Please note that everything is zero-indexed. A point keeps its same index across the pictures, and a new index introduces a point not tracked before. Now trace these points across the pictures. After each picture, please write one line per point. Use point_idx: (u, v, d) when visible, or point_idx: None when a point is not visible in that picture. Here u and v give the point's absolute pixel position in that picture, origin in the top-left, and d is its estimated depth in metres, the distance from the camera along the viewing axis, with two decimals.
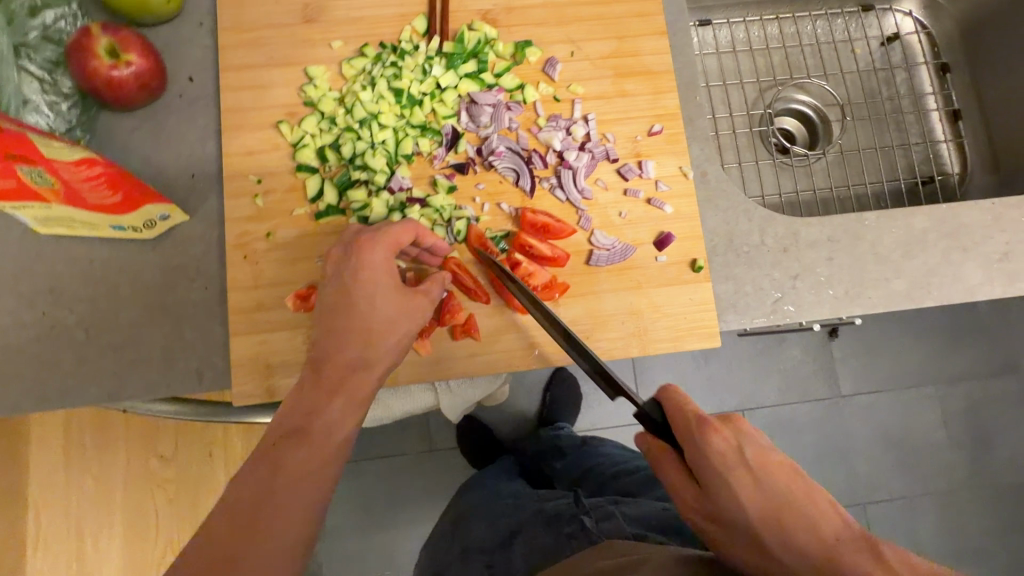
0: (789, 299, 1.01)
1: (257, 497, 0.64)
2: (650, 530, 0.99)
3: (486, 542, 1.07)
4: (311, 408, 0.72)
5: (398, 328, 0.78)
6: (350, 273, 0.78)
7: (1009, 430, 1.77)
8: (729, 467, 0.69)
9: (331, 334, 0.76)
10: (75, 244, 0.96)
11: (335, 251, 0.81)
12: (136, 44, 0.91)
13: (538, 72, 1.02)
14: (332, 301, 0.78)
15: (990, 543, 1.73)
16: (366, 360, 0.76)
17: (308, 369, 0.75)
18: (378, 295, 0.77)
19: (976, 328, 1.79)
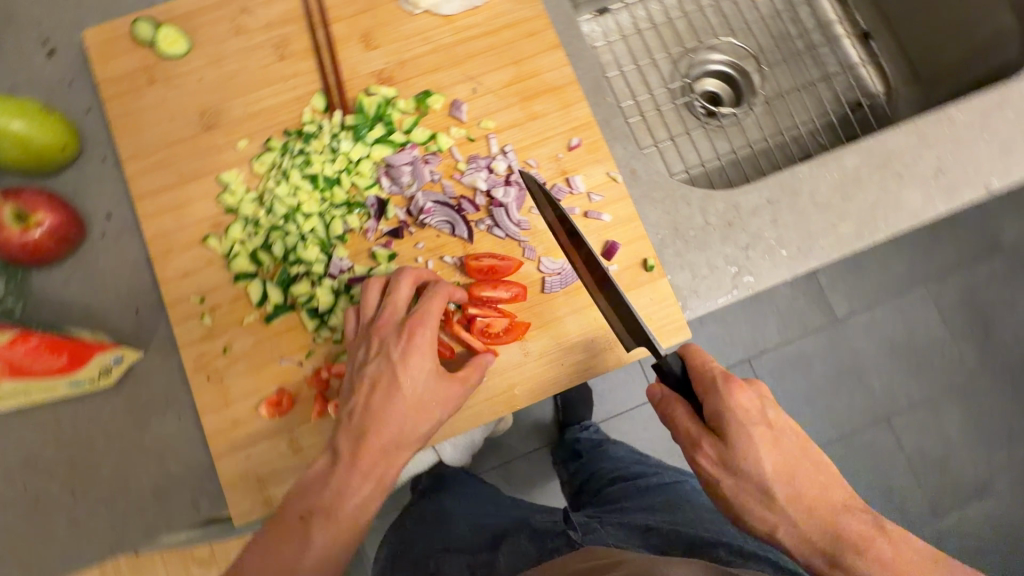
0: (746, 270, 1.02)
1: (280, 573, 0.71)
2: (638, 540, 0.96)
3: (465, 549, 1.06)
4: (341, 487, 0.75)
5: (432, 412, 0.80)
6: (398, 351, 0.79)
7: (1006, 309, 1.79)
8: (753, 422, 0.73)
9: (373, 418, 0.78)
10: (37, 410, 0.94)
11: (383, 324, 0.82)
12: (42, 202, 0.90)
13: (446, 118, 1.02)
14: (373, 379, 0.79)
15: (1016, 424, 1.75)
16: (399, 443, 0.78)
17: (342, 443, 0.78)
18: (421, 377, 0.79)
19: (945, 223, 1.81)
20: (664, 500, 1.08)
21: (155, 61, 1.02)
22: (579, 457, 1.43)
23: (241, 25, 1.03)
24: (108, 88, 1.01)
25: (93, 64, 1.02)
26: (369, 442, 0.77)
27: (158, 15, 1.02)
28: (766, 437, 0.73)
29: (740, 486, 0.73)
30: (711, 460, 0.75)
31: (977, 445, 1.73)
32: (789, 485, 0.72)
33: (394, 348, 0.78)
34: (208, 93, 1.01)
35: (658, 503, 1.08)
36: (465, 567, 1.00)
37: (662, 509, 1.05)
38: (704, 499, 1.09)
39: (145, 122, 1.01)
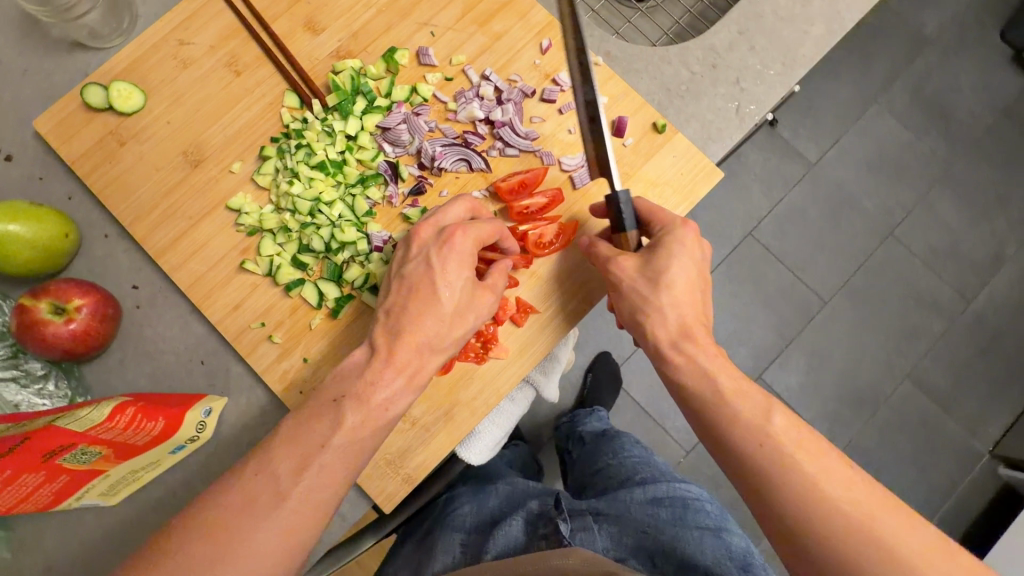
0: (746, 101, 1.06)
1: (306, 456, 0.72)
2: (622, 553, 0.98)
3: (463, 527, 1.05)
4: (373, 381, 0.77)
5: (465, 322, 0.82)
6: (439, 255, 0.82)
7: (955, 92, 1.81)
8: (681, 255, 0.83)
9: (411, 317, 0.80)
10: (149, 490, 0.94)
11: (424, 231, 0.85)
12: (73, 288, 0.88)
13: (418, 68, 1.02)
14: (414, 279, 0.82)
15: (1006, 189, 1.79)
16: (434, 347, 0.80)
17: (380, 338, 0.80)
18: (457, 282, 0.82)
19: (871, 31, 1.82)
20: (673, 516, 0.99)
21: (119, 123, 1.00)
22: (584, 445, 1.39)
23: (185, 58, 1.01)
24: (85, 166, 0.99)
25: (59, 149, 0.99)
26: (399, 342, 0.79)
27: (103, 78, 1.00)
28: (683, 273, 0.82)
29: (643, 297, 0.82)
30: (626, 274, 0.84)
31: (977, 224, 1.78)
32: (818, 486, 0.67)
33: (435, 252, 0.81)
34: (182, 132, 0.99)
35: (666, 517, 0.99)
36: (459, 551, 1.01)
37: (669, 524, 0.98)
38: (714, 520, 1.00)
39: (134, 183, 0.99)
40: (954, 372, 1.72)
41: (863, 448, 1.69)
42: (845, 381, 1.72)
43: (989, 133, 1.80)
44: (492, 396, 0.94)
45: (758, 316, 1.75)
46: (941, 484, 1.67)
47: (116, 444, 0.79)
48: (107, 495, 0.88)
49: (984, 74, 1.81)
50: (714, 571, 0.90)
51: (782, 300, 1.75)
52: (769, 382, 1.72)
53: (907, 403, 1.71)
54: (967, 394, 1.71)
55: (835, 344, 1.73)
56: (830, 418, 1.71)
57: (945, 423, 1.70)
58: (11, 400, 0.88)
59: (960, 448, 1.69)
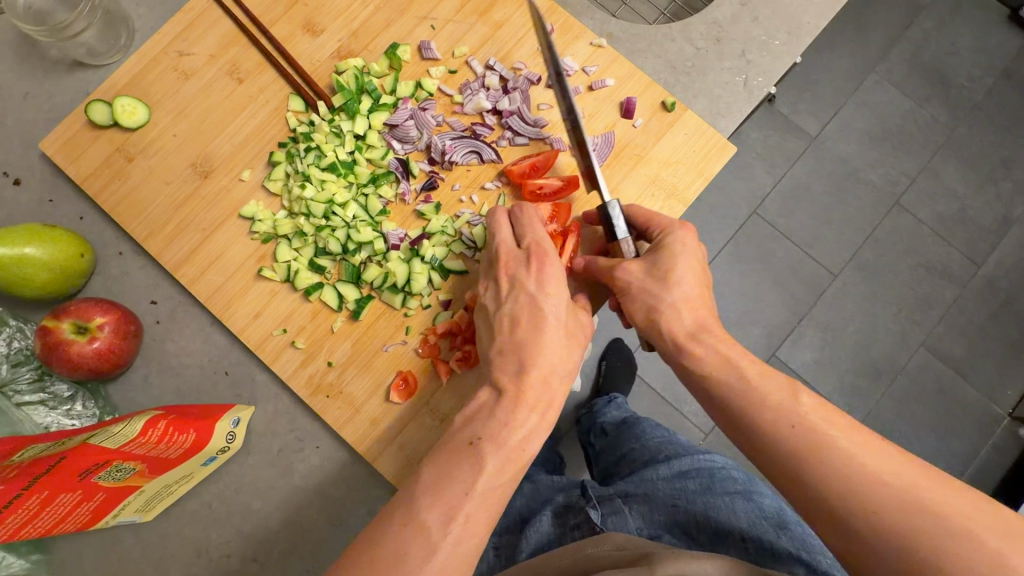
0: (753, 74, 1.05)
1: (451, 506, 0.65)
2: (655, 530, 0.95)
3: (495, 530, 1.07)
4: (506, 421, 0.72)
5: (580, 341, 0.80)
6: (534, 282, 0.81)
7: (954, 56, 1.79)
8: (686, 253, 0.80)
9: (529, 351, 0.76)
10: (183, 504, 0.94)
11: (507, 264, 0.84)
12: (93, 306, 0.88)
13: (421, 63, 1.01)
14: (516, 314, 0.80)
15: (1012, 150, 1.76)
16: (556, 372, 0.77)
17: (502, 379, 0.76)
18: (562, 306, 0.80)
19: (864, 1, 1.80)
20: (702, 486, 0.99)
21: (125, 138, 0.99)
22: (604, 436, 1.38)
23: (186, 69, 1.00)
24: (95, 185, 0.99)
25: (67, 170, 0.99)
26: (529, 375, 0.75)
27: (106, 95, 1.00)
28: (688, 268, 0.80)
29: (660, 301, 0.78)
30: (634, 277, 0.81)
31: (983, 187, 1.76)
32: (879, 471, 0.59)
33: (530, 277, 0.80)
34: (190, 144, 0.99)
35: (695, 487, 0.99)
36: (494, 555, 1.03)
37: (699, 494, 0.97)
38: (742, 484, 1.00)
39: (145, 198, 0.98)
40: (969, 338, 1.71)
41: (882, 418, 1.68)
42: (863, 353, 1.71)
43: (989, 95, 1.78)
44: None
45: (770, 295, 1.74)
46: (963, 450, 1.66)
47: (149, 458, 0.79)
48: (142, 512, 0.88)
49: (982, 36, 1.78)
50: (751, 533, 0.90)
51: (793, 277, 1.74)
52: (785, 359, 1.71)
53: (925, 371, 1.70)
54: (984, 359, 1.70)
55: (849, 317, 1.72)
56: (848, 391, 1.70)
57: (964, 388, 1.69)
58: (43, 422, 0.89)
59: (983, 413, 1.67)
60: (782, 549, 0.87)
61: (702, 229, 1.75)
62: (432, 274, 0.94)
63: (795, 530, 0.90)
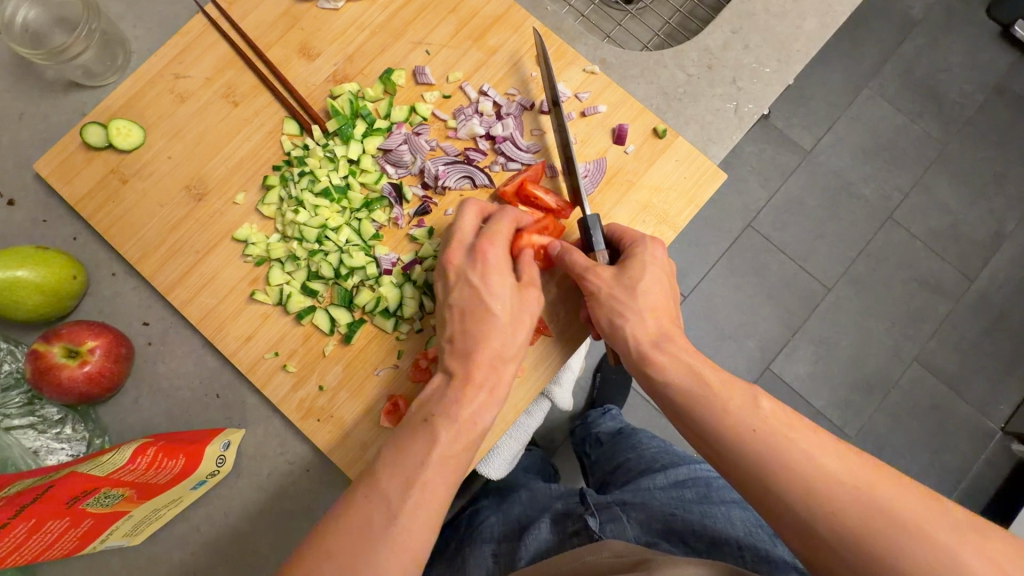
0: (744, 101, 1.06)
1: (409, 476, 0.69)
2: (652, 538, 0.94)
3: (493, 538, 1.05)
4: (456, 400, 0.76)
5: (524, 322, 0.83)
6: (477, 273, 0.84)
7: (945, 72, 1.81)
8: (655, 267, 0.83)
9: (476, 338, 0.80)
10: (173, 527, 0.94)
11: (454, 256, 0.87)
12: (84, 329, 0.88)
13: (415, 88, 1.02)
14: (464, 303, 0.84)
15: (1002, 164, 1.78)
16: (504, 356, 0.81)
17: (453, 363, 0.80)
18: (505, 291, 0.83)
19: (858, 16, 1.82)
20: (698, 495, 1.00)
21: (120, 160, 1.00)
22: (600, 446, 1.39)
23: (181, 91, 1.01)
24: (89, 207, 0.99)
25: (61, 191, 0.99)
26: (476, 361, 0.79)
27: (101, 117, 1.00)
28: (654, 280, 0.82)
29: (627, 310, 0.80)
30: (602, 283, 0.82)
31: (975, 203, 1.78)
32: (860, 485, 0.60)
33: (473, 269, 0.83)
34: (184, 166, 0.99)
35: (691, 496, 1.00)
36: (491, 562, 1.00)
37: (695, 503, 0.98)
38: (738, 494, 1.01)
39: (139, 220, 0.99)
40: (960, 352, 1.72)
41: (875, 433, 1.69)
42: (855, 367, 1.72)
43: (981, 111, 1.80)
44: (510, 410, 0.95)
45: (763, 308, 1.75)
46: (955, 465, 1.66)
47: (138, 483, 0.79)
48: (131, 535, 0.88)
49: (973, 53, 1.81)
50: (747, 541, 0.89)
51: (786, 290, 1.75)
52: (777, 372, 1.72)
53: (917, 386, 1.71)
54: (975, 373, 1.71)
55: (842, 331, 1.73)
56: (840, 405, 1.70)
57: (955, 403, 1.70)
58: (32, 446, 0.88)
59: (974, 428, 1.68)
60: (778, 557, 0.87)
61: (696, 244, 1.76)
62: (423, 299, 0.94)
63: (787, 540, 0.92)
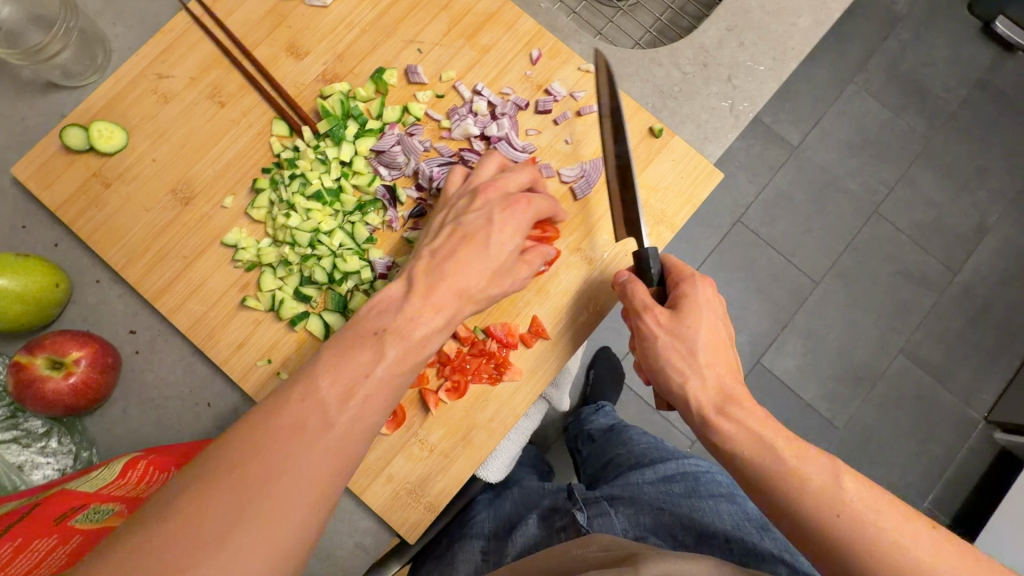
0: (739, 100, 1.06)
1: (350, 384, 0.64)
2: (640, 532, 0.93)
3: (483, 534, 1.05)
4: (416, 316, 0.71)
5: (507, 274, 0.80)
6: (502, 215, 0.80)
7: (929, 67, 1.83)
8: (709, 308, 0.81)
9: (454, 262, 0.76)
10: None
11: (487, 193, 0.83)
12: (69, 339, 0.85)
13: (407, 88, 1.00)
14: (470, 231, 0.79)
15: (985, 158, 1.81)
16: (477, 291, 0.77)
17: (420, 279, 0.75)
18: (511, 237, 0.80)
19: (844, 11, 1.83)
20: (687, 490, 1.00)
21: (101, 163, 0.97)
22: (591, 442, 1.39)
23: (165, 92, 0.98)
24: (69, 212, 0.96)
25: (39, 195, 0.96)
26: (447, 283, 0.74)
27: (81, 118, 0.97)
28: (711, 325, 0.80)
29: (673, 352, 0.79)
30: (655, 322, 0.81)
31: (959, 196, 1.80)
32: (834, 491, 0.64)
33: (501, 211, 0.79)
34: (170, 168, 0.97)
35: (680, 491, 1.00)
36: (480, 558, 0.99)
37: (683, 497, 0.98)
38: (726, 489, 1.02)
39: (123, 225, 0.96)
40: (946, 344, 1.75)
41: (864, 425, 1.71)
42: (843, 360, 1.73)
43: (964, 105, 1.82)
44: (509, 414, 0.94)
45: (753, 303, 1.76)
46: (941, 454, 1.69)
47: None
48: None
49: (956, 48, 1.83)
50: (735, 534, 0.90)
51: (776, 284, 1.76)
52: (769, 366, 1.74)
53: (904, 378, 1.73)
54: (960, 364, 1.74)
55: (830, 325, 1.75)
56: (830, 398, 1.72)
57: (941, 394, 1.73)
58: (17, 461, 0.88)
59: (960, 418, 1.71)
60: (766, 550, 0.87)
61: (686, 240, 1.77)
62: None
63: (775, 534, 0.93)
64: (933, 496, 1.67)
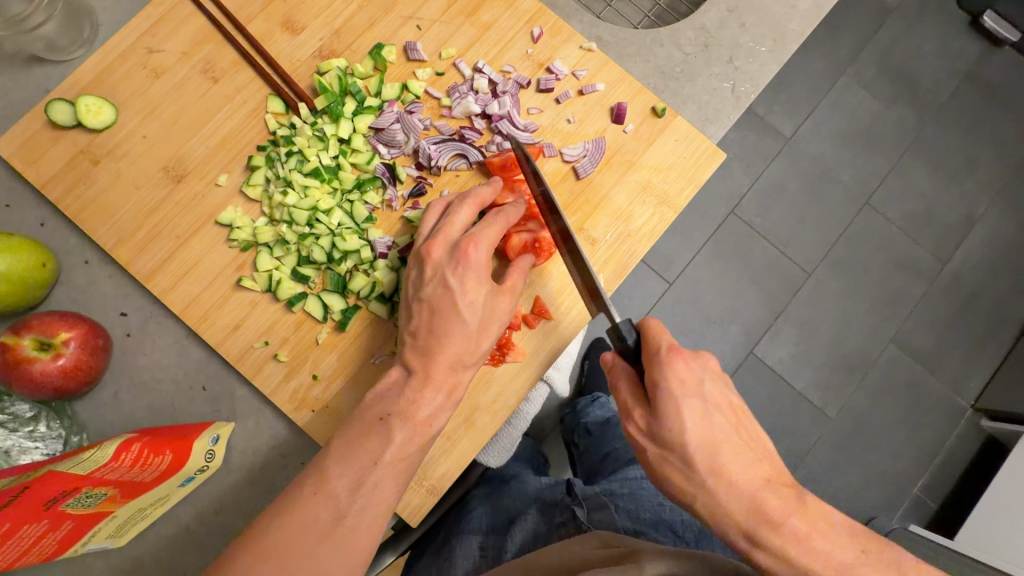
0: (740, 81, 1.05)
1: (359, 476, 0.71)
2: (640, 527, 0.96)
3: (481, 529, 1.02)
4: (414, 400, 0.77)
5: (492, 327, 0.81)
6: (456, 275, 0.80)
7: (920, 59, 1.84)
8: (686, 395, 0.73)
9: (439, 336, 0.79)
10: (159, 525, 0.89)
11: (435, 249, 0.82)
12: (57, 320, 0.82)
13: (406, 65, 0.98)
14: (434, 302, 0.80)
15: (974, 149, 1.82)
16: (468, 358, 0.80)
17: (414, 361, 0.80)
18: (479, 295, 0.80)
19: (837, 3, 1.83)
20: None
21: (89, 140, 0.93)
22: (588, 436, 1.39)
23: (156, 66, 0.95)
24: (57, 190, 0.93)
25: (25, 173, 0.92)
26: (436, 360, 0.78)
27: (68, 93, 0.93)
28: (691, 411, 0.73)
29: (668, 460, 0.75)
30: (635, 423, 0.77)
31: (949, 187, 1.81)
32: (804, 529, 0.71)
33: (453, 272, 0.79)
34: (161, 146, 0.94)
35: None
36: (478, 555, 0.98)
37: None
38: None
39: (113, 204, 0.93)
40: (936, 333, 1.76)
41: (856, 413, 1.72)
42: (836, 349, 1.75)
43: (954, 97, 1.83)
44: (512, 396, 0.93)
45: (747, 293, 1.76)
46: (931, 441, 1.70)
47: (122, 483, 0.74)
48: (115, 537, 0.84)
49: (946, 40, 1.84)
50: None
51: (770, 274, 1.77)
52: (762, 356, 1.74)
53: (895, 366, 1.74)
54: (951, 352, 1.75)
55: (823, 314, 1.76)
56: (822, 387, 1.73)
57: (931, 382, 1.74)
58: (1, 446, 0.79)
59: (950, 406, 1.72)
60: None
61: (680, 230, 1.77)
62: None
63: None
64: (923, 483, 1.69)
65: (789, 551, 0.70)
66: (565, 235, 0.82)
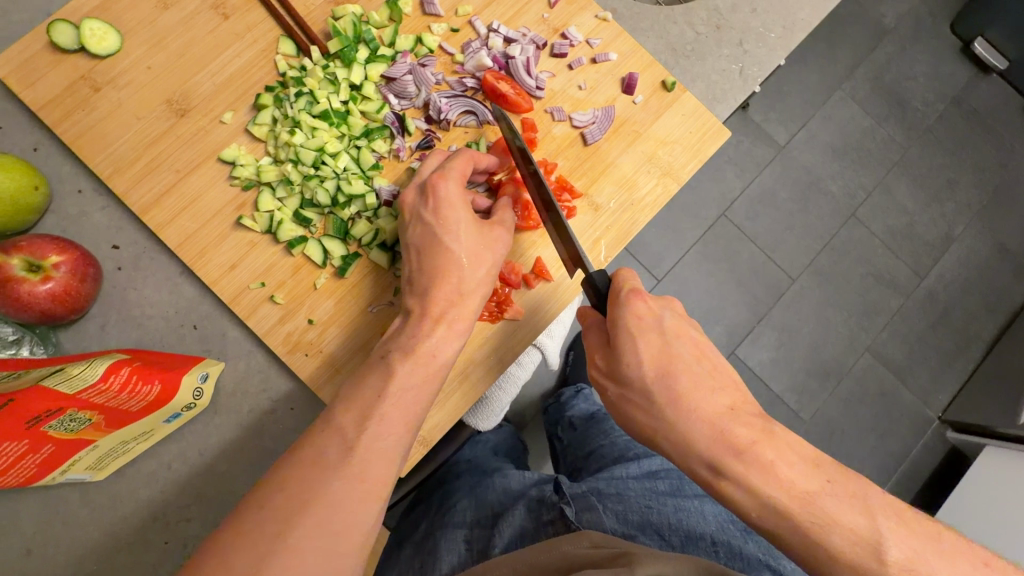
0: (749, 64, 1.07)
1: (366, 410, 0.70)
2: (629, 530, 0.94)
3: (465, 522, 1.00)
4: (415, 334, 0.77)
5: (484, 257, 0.82)
6: (431, 211, 0.82)
7: (910, 80, 1.89)
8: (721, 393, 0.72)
9: (432, 273, 0.80)
10: (139, 466, 0.87)
11: (409, 194, 0.84)
12: (48, 243, 0.80)
13: (422, 17, 0.97)
14: (420, 242, 0.82)
15: (955, 172, 1.88)
16: (463, 291, 0.80)
17: (412, 302, 0.81)
18: (461, 228, 0.82)
19: (835, 20, 1.88)
20: (671, 487, 1.02)
21: (91, 66, 0.91)
22: (572, 430, 1.39)
23: None
24: (54, 114, 0.90)
25: (21, 95, 0.90)
26: (434, 296, 0.79)
27: (72, 17, 0.91)
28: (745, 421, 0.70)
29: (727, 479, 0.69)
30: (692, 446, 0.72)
31: (930, 206, 1.87)
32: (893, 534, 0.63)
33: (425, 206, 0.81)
34: (166, 79, 0.92)
35: (664, 489, 1.02)
36: (464, 548, 0.96)
37: (669, 496, 1.00)
38: None
39: (112, 133, 0.91)
40: (908, 345, 1.81)
41: (830, 418, 1.76)
42: (814, 355, 1.79)
43: (940, 120, 1.89)
44: (507, 355, 0.94)
45: (731, 294, 1.79)
46: (898, 449, 1.75)
47: (107, 409, 0.73)
48: (95, 469, 0.82)
49: (936, 63, 1.90)
50: (721, 537, 0.94)
51: (755, 277, 1.81)
52: (742, 357, 1.77)
53: (869, 374, 1.79)
54: (922, 365, 1.80)
55: (804, 319, 1.80)
56: (798, 391, 1.77)
57: (901, 392, 1.78)
58: None
59: (919, 417, 1.77)
60: (750, 556, 0.92)
61: (671, 227, 1.80)
62: None
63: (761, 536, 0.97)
64: (889, 488, 1.73)
65: (800, 510, 0.64)
66: (548, 205, 0.82)
